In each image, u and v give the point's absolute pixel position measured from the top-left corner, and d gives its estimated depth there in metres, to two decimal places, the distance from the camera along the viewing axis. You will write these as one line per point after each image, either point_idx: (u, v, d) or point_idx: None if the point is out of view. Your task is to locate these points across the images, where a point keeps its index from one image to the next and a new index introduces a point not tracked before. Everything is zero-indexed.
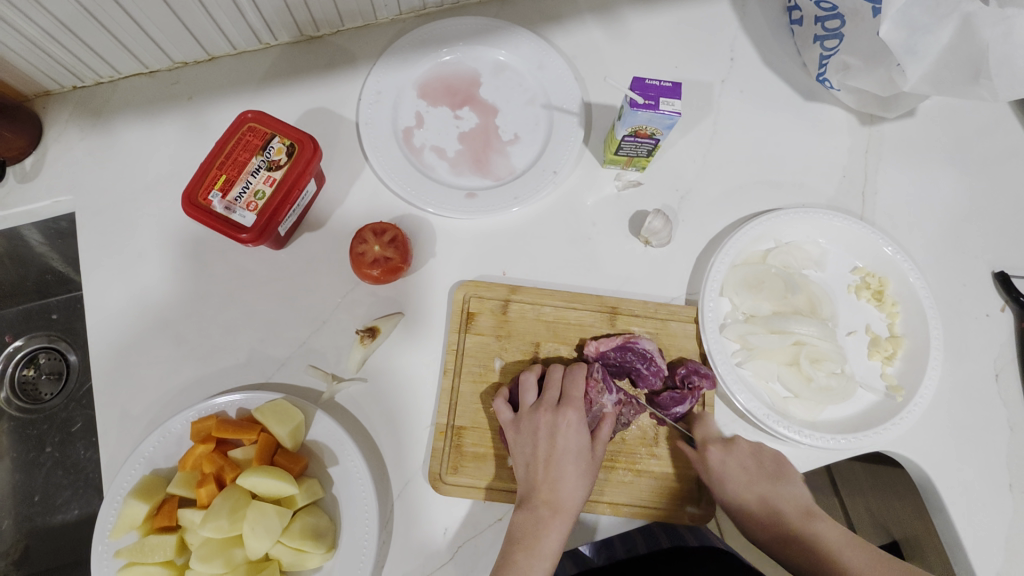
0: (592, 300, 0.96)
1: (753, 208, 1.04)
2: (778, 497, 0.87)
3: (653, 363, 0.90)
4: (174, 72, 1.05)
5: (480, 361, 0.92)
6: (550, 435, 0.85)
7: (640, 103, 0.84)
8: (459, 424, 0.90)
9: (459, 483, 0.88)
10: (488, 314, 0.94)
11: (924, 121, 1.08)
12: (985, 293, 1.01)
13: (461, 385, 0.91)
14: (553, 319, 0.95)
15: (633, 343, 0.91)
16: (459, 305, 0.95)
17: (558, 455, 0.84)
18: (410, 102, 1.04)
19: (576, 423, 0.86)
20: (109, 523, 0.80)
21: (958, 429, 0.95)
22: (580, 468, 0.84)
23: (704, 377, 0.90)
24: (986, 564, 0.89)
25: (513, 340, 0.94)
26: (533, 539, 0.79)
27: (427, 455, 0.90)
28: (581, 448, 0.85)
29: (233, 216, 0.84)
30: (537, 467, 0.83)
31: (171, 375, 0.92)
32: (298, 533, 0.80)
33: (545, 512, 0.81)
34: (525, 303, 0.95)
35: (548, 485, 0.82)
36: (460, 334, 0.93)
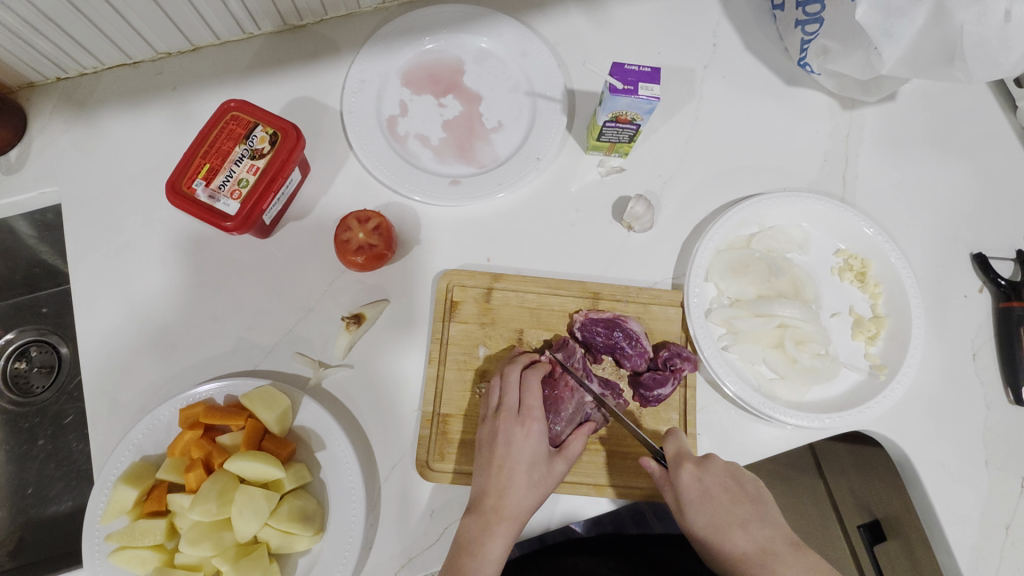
0: (575, 285, 0.97)
1: (735, 193, 1.04)
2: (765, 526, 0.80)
3: (639, 344, 0.92)
4: (158, 62, 1.05)
5: (464, 348, 0.93)
6: (506, 443, 0.84)
7: (619, 88, 0.84)
8: (445, 412, 0.91)
9: (447, 471, 0.89)
10: (471, 302, 0.95)
11: (904, 106, 1.09)
12: (963, 274, 1.03)
13: (447, 372, 0.92)
14: (536, 305, 0.96)
15: (621, 321, 0.93)
16: (443, 293, 0.95)
17: (512, 463, 0.83)
18: (394, 90, 1.04)
19: (537, 432, 0.86)
20: (99, 509, 0.81)
21: (936, 409, 0.97)
22: (534, 478, 0.83)
23: (685, 360, 0.91)
24: (961, 539, 0.91)
25: (498, 327, 0.94)
26: (476, 543, 0.79)
27: (415, 443, 0.90)
28: (537, 457, 0.85)
29: (217, 204, 0.84)
30: (490, 471, 0.83)
31: (160, 363, 0.93)
32: (285, 516, 0.81)
33: (491, 517, 0.81)
34: (508, 292, 0.96)
35: (498, 492, 0.82)
36: (444, 323, 0.94)
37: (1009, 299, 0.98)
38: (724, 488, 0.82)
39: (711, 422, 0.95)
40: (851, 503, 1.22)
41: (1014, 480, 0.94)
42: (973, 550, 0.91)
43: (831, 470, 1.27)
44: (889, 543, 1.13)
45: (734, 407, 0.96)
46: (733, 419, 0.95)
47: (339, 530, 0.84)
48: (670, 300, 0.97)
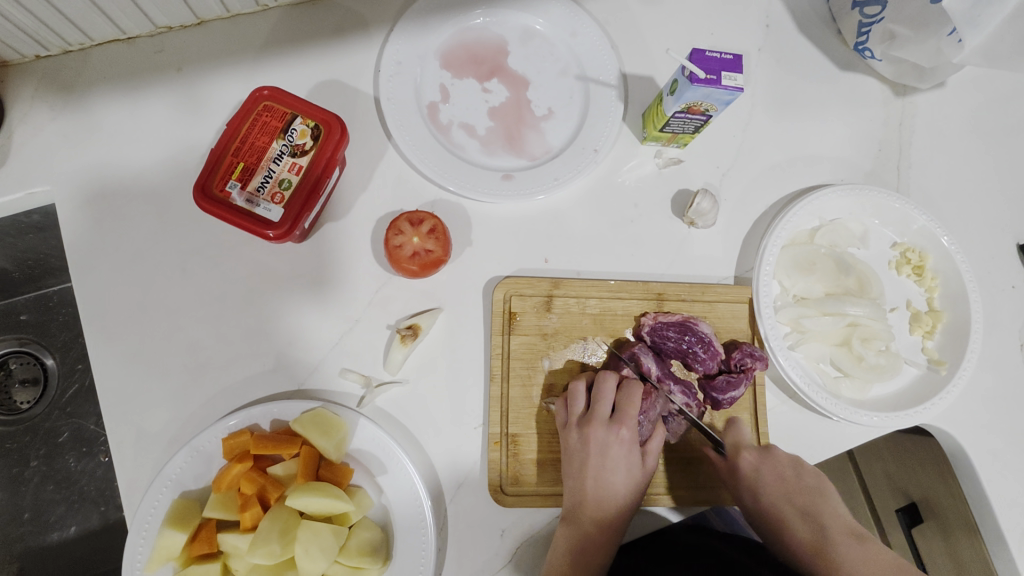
0: (638, 287, 0.91)
1: (793, 185, 1.01)
2: (820, 512, 0.83)
3: (711, 347, 0.88)
4: (157, 38, 0.91)
5: (527, 363, 0.87)
6: (599, 452, 0.82)
7: (701, 77, 0.78)
8: (514, 432, 0.86)
9: (522, 494, 0.84)
10: (531, 312, 0.88)
11: (954, 92, 1.07)
12: (1011, 264, 1.03)
13: (511, 389, 0.86)
14: (599, 312, 0.90)
15: (692, 324, 0.88)
16: (500, 305, 0.88)
17: (608, 473, 0.81)
18: (433, 74, 0.94)
19: (628, 439, 0.84)
20: (140, 557, 0.73)
21: (988, 399, 0.98)
22: (630, 484, 0.82)
23: (756, 359, 0.88)
24: (1014, 525, 0.93)
25: (561, 338, 0.89)
26: (575, 551, 0.78)
27: (485, 467, 0.85)
28: (631, 463, 0.83)
29: (256, 210, 0.74)
30: (583, 483, 0.81)
31: (189, 386, 0.83)
32: (355, 551, 0.75)
33: (590, 526, 0.80)
34: (569, 298, 0.89)
35: (596, 501, 0.81)
36: (504, 336, 0.88)
37: None
38: (781, 479, 0.84)
39: (778, 422, 0.93)
40: (884, 487, 1.25)
41: None
42: None
43: (863, 455, 1.30)
44: (925, 526, 1.15)
45: (800, 407, 0.94)
46: (798, 419, 0.94)
47: (408, 559, 0.78)
48: (736, 297, 0.93)
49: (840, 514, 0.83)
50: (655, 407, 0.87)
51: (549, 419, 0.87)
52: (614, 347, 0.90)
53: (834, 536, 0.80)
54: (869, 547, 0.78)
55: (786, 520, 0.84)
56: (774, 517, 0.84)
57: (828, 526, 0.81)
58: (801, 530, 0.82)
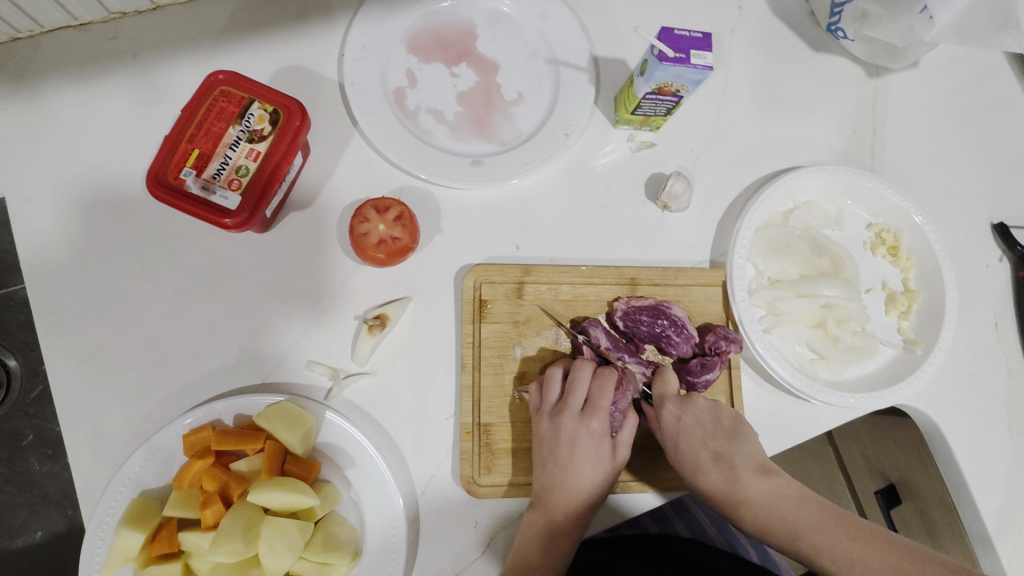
0: (611, 272, 0.90)
1: (768, 168, 1.00)
2: (733, 458, 0.78)
3: (684, 330, 0.87)
4: (112, 24, 0.88)
5: (498, 352, 0.85)
6: (569, 444, 0.80)
7: (669, 56, 0.76)
8: (486, 422, 0.84)
9: (496, 485, 0.83)
10: (502, 299, 0.87)
11: (927, 73, 1.07)
12: (984, 244, 1.03)
13: (482, 378, 0.84)
14: (571, 298, 0.89)
15: (665, 308, 0.87)
16: (470, 293, 0.86)
17: (578, 464, 0.79)
18: (399, 58, 0.92)
19: (599, 431, 0.81)
20: (98, 558, 0.70)
21: (963, 379, 0.98)
22: (599, 475, 0.80)
23: (731, 342, 0.87)
24: (990, 504, 0.93)
25: (532, 325, 0.87)
26: (541, 542, 0.77)
27: (456, 458, 0.84)
28: (602, 453, 0.81)
29: (213, 197, 0.72)
30: (553, 474, 0.79)
31: (150, 381, 0.81)
32: (321, 546, 0.73)
33: (558, 518, 0.78)
34: (541, 285, 0.88)
35: (564, 492, 0.79)
36: (474, 325, 0.86)
37: None
38: (703, 426, 0.80)
39: (754, 406, 0.92)
40: (863, 469, 1.26)
41: None
42: (1001, 515, 0.93)
43: (843, 437, 1.30)
44: (903, 507, 1.16)
45: (776, 390, 0.93)
46: (775, 403, 0.93)
47: (379, 553, 0.76)
48: (710, 280, 0.92)
49: (752, 454, 0.78)
50: (626, 398, 0.83)
51: (521, 408, 0.85)
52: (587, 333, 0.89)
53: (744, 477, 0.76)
54: (772, 484, 0.74)
55: (698, 464, 0.79)
56: (683, 462, 0.80)
57: (739, 466, 0.77)
58: (713, 477, 0.77)
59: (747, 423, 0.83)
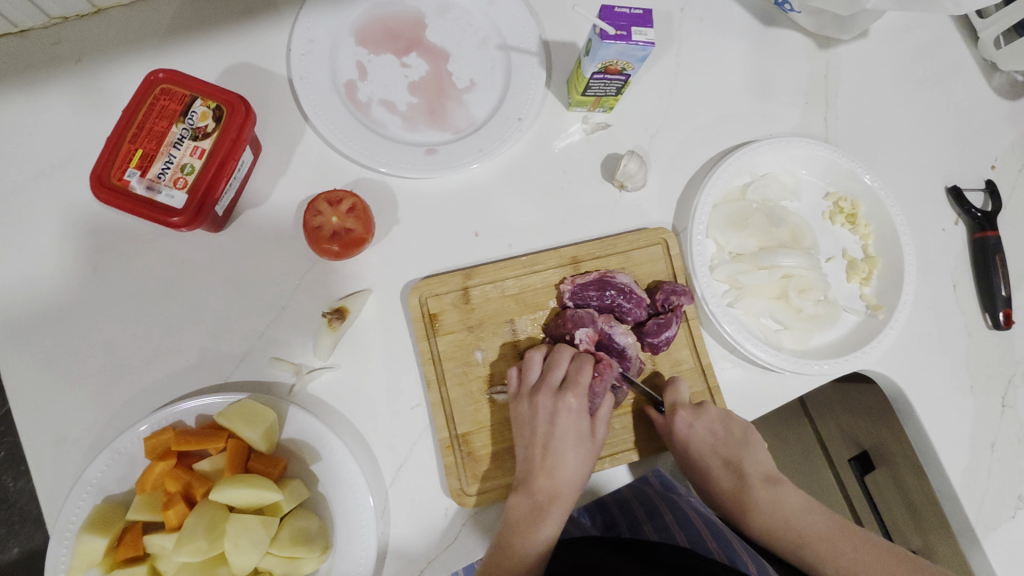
0: (550, 256, 0.90)
1: (724, 144, 1.01)
2: (744, 462, 0.86)
3: (633, 295, 0.87)
4: (53, 29, 0.87)
5: (460, 360, 0.85)
6: (548, 422, 0.81)
7: (611, 34, 0.76)
8: (461, 433, 0.84)
9: (476, 493, 0.82)
10: (450, 309, 0.86)
11: (877, 42, 1.08)
12: (939, 208, 1.05)
13: (450, 390, 0.84)
14: (518, 292, 0.88)
15: (610, 278, 0.88)
16: (417, 310, 0.86)
17: (556, 442, 0.80)
18: (348, 50, 0.91)
19: (577, 407, 0.82)
20: (62, 565, 0.70)
21: (925, 341, 0.99)
22: (579, 453, 0.81)
23: (681, 294, 0.88)
24: (956, 462, 0.95)
25: (485, 326, 0.87)
26: (531, 524, 0.76)
27: (442, 475, 0.83)
28: (580, 432, 0.82)
29: (158, 197, 0.71)
30: (535, 454, 0.80)
31: (110, 387, 0.80)
32: (288, 541, 0.73)
33: (542, 499, 0.78)
34: (485, 286, 0.87)
35: (545, 471, 0.79)
36: (429, 340, 0.85)
37: (983, 229, 1.01)
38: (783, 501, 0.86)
39: (721, 379, 0.93)
40: (838, 439, 1.26)
41: (997, 400, 0.98)
42: (967, 471, 0.95)
43: (817, 410, 1.30)
44: (877, 473, 1.18)
45: (741, 360, 0.94)
46: (740, 375, 0.94)
47: (349, 546, 0.76)
48: (645, 240, 0.93)
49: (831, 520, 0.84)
50: (606, 382, 0.84)
51: (498, 410, 0.85)
52: (542, 318, 0.89)
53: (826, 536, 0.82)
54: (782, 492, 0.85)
55: (715, 474, 0.86)
56: (706, 473, 0.86)
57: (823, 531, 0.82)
58: (728, 486, 0.86)
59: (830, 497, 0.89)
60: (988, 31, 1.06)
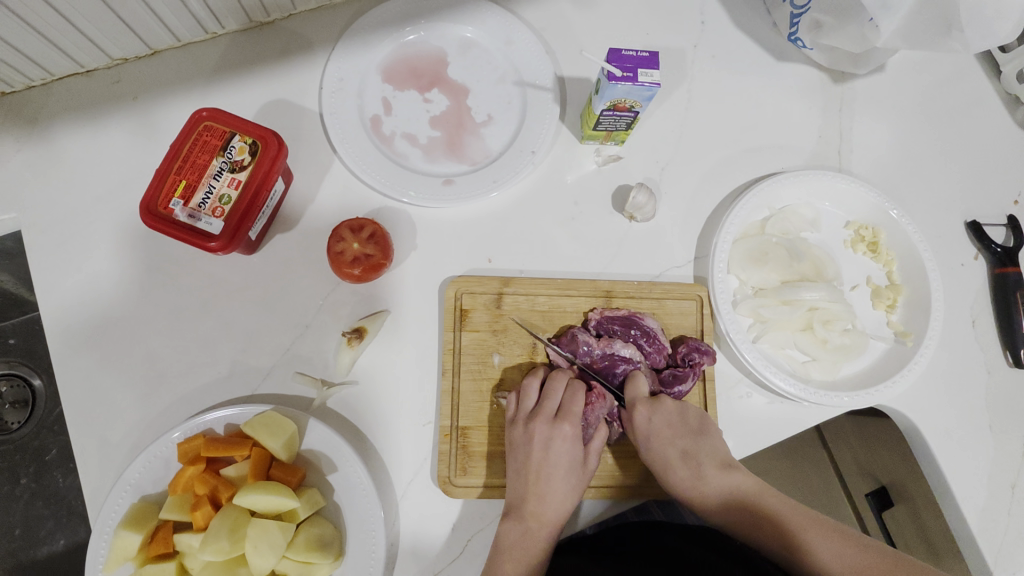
0: (587, 285, 0.94)
1: (736, 177, 1.03)
2: (698, 451, 0.84)
3: (657, 342, 0.90)
4: (115, 70, 0.96)
5: (478, 358, 0.90)
6: (542, 448, 0.84)
7: (618, 76, 0.80)
8: (463, 425, 0.88)
9: (471, 485, 0.87)
10: (482, 309, 0.92)
11: (894, 75, 1.09)
12: (958, 243, 1.04)
13: (461, 384, 0.89)
14: (548, 308, 0.93)
15: (638, 319, 0.91)
16: (452, 303, 0.92)
17: (549, 468, 0.83)
18: (375, 87, 0.98)
19: (571, 436, 0.85)
20: (101, 557, 0.77)
21: (942, 378, 0.98)
22: (570, 481, 0.84)
23: (703, 354, 0.90)
24: (971, 503, 0.93)
25: (511, 333, 0.92)
26: (520, 549, 0.79)
27: (434, 460, 0.88)
28: (573, 460, 0.85)
29: (199, 224, 0.79)
30: (526, 477, 0.82)
31: (150, 395, 0.88)
32: (303, 546, 0.78)
33: (532, 524, 0.81)
34: (519, 296, 0.92)
35: (537, 497, 0.82)
36: (455, 332, 0.91)
37: (1003, 265, 1.00)
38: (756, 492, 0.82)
39: (726, 407, 0.95)
40: (855, 472, 1.24)
41: (1016, 441, 0.96)
42: (982, 512, 0.93)
43: (834, 441, 1.29)
44: (895, 510, 1.16)
45: (756, 386, 0.96)
46: (745, 403, 0.95)
47: (358, 555, 0.81)
48: (681, 293, 0.95)
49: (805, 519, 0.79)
50: (599, 410, 0.87)
51: (498, 414, 0.89)
52: (563, 340, 0.93)
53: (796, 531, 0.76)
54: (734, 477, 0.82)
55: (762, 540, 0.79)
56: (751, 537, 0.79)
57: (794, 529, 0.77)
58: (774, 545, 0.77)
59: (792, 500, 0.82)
60: (1010, 65, 1.06)
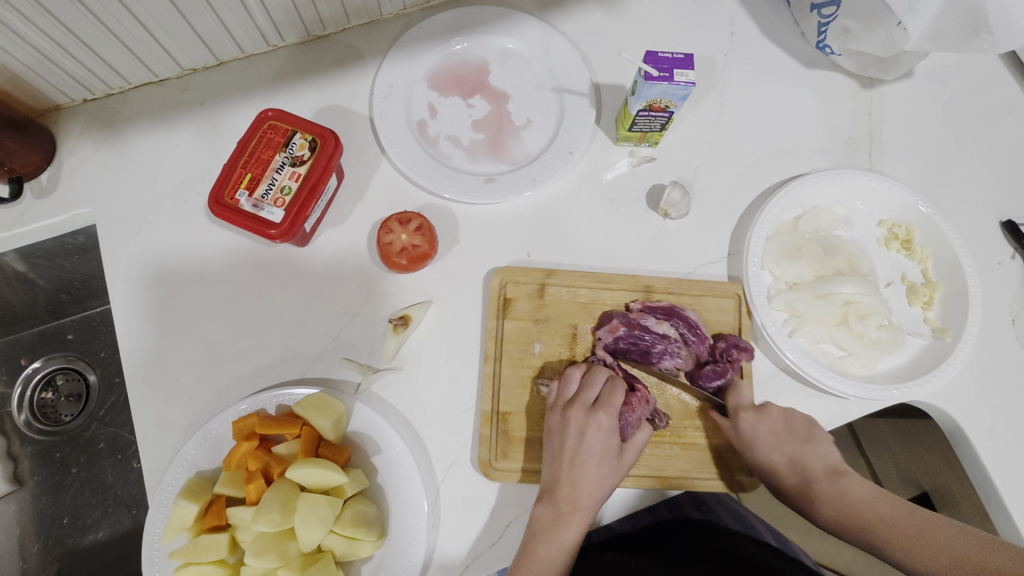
0: (626, 279, 0.97)
1: (768, 179, 1.06)
2: (804, 460, 0.86)
3: (699, 332, 0.93)
4: (184, 79, 1.05)
5: (520, 345, 0.93)
6: (577, 435, 0.85)
7: (654, 76, 0.85)
8: (504, 410, 0.91)
9: (513, 470, 0.89)
10: (525, 299, 0.95)
11: (922, 81, 1.11)
12: (993, 243, 1.04)
13: (503, 369, 0.92)
14: (588, 301, 0.96)
15: (680, 311, 0.94)
16: (497, 291, 0.95)
17: (582, 455, 0.84)
18: (421, 94, 1.05)
19: (608, 426, 0.85)
20: (159, 527, 0.80)
21: (984, 376, 0.97)
22: (603, 471, 0.84)
23: (743, 351, 0.92)
24: (1020, 504, 0.91)
25: (552, 322, 0.94)
26: (550, 532, 0.80)
27: (473, 441, 0.91)
28: (607, 450, 0.85)
29: (261, 213, 0.85)
30: (560, 463, 0.84)
31: (206, 378, 0.93)
32: (349, 522, 0.80)
33: (563, 508, 0.82)
34: (560, 287, 0.96)
35: (569, 483, 0.83)
36: (498, 320, 0.94)
37: None
38: (777, 434, 0.87)
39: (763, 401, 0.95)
40: (896, 479, 1.22)
41: None
42: None
43: (872, 445, 1.26)
44: None
45: (792, 380, 0.96)
46: (782, 397, 0.95)
47: (402, 535, 0.82)
48: (723, 292, 0.97)
49: (821, 457, 0.87)
50: (638, 414, 0.88)
51: (539, 401, 0.91)
52: None
53: (818, 481, 0.85)
54: (762, 419, 0.87)
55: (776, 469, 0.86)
56: (766, 468, 0.86)
57: (812, 470, 0.86)
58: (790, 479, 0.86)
59: (819, 425, 0.90)
60: None
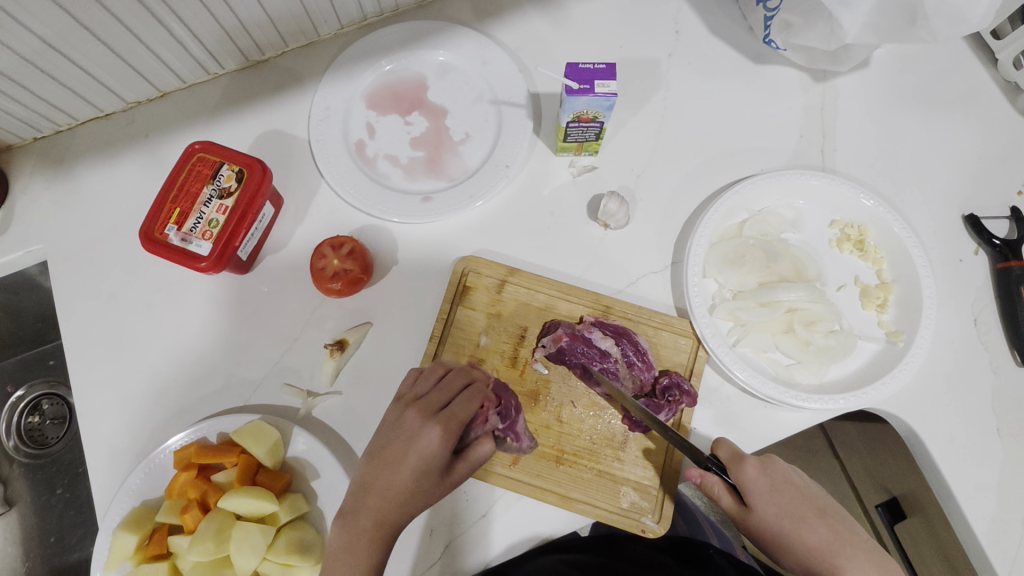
0: (588, 295, 0.95)
1: (715, 183, 1.03)
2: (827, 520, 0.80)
3: (646, 359, 0.91)
4: (130, 112, 1.07)
5: (466, 335, 0.94)
6: (406, 438, 0.77)
7: (575, 89, 0.83)
8: None
9: None
10: (483, 290, 0.96)
11: (879, 70, 1.06)
12: (955, 238, 0.99)
13: (444, 353, 0.93)
14: (545, 306, 0.95)
15: (631, 335, 0.92)
16: (457, 278, 0.96)
17: (399, 461, 0.75)
18: (360, 114, 1.04)
19: (440, 437, 0.76)
20: (103, 557, 0.83)
21: (942, 378, 0.93)
22: (417, 480, 0.74)
23: (686, 394, 0.89)
24: (980, 512, 0.87)
25: (503, 320, 0.95)
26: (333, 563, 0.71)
27: None
28: (433, 459, 0.75)
29: (190, 246, 0.86)
30: (375, 462, 0.77)
31: (154, 407, 0.95)
32: (283, 549, 0.81)
33: (364, 523, 0.73)
34: (521, 286, 0.95)
35: (375, 487, 0.75)
36: (453, 305, 0.95)
37: (1005, 259, 0.95)
38: (789, 487, 0.81)
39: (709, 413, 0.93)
40: (868, 482, 1.21)
41: None
42: (992, 522, 0.86)
43: (843, 447, 1.25)
44: (909, 522, 1.14)
45: (739, 391, 0.94)
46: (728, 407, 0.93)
47: None
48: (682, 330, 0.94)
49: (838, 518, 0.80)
50: (478, 429, 0.82)
51: None
52: None
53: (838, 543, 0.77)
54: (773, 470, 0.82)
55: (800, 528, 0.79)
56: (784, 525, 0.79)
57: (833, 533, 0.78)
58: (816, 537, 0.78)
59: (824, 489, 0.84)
60: (1005, 52, 1.01)
